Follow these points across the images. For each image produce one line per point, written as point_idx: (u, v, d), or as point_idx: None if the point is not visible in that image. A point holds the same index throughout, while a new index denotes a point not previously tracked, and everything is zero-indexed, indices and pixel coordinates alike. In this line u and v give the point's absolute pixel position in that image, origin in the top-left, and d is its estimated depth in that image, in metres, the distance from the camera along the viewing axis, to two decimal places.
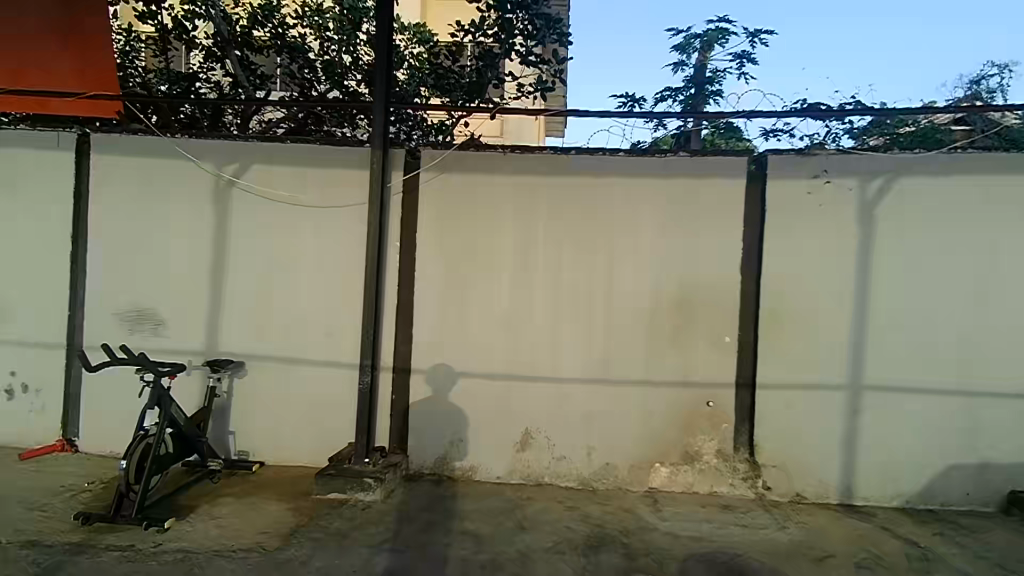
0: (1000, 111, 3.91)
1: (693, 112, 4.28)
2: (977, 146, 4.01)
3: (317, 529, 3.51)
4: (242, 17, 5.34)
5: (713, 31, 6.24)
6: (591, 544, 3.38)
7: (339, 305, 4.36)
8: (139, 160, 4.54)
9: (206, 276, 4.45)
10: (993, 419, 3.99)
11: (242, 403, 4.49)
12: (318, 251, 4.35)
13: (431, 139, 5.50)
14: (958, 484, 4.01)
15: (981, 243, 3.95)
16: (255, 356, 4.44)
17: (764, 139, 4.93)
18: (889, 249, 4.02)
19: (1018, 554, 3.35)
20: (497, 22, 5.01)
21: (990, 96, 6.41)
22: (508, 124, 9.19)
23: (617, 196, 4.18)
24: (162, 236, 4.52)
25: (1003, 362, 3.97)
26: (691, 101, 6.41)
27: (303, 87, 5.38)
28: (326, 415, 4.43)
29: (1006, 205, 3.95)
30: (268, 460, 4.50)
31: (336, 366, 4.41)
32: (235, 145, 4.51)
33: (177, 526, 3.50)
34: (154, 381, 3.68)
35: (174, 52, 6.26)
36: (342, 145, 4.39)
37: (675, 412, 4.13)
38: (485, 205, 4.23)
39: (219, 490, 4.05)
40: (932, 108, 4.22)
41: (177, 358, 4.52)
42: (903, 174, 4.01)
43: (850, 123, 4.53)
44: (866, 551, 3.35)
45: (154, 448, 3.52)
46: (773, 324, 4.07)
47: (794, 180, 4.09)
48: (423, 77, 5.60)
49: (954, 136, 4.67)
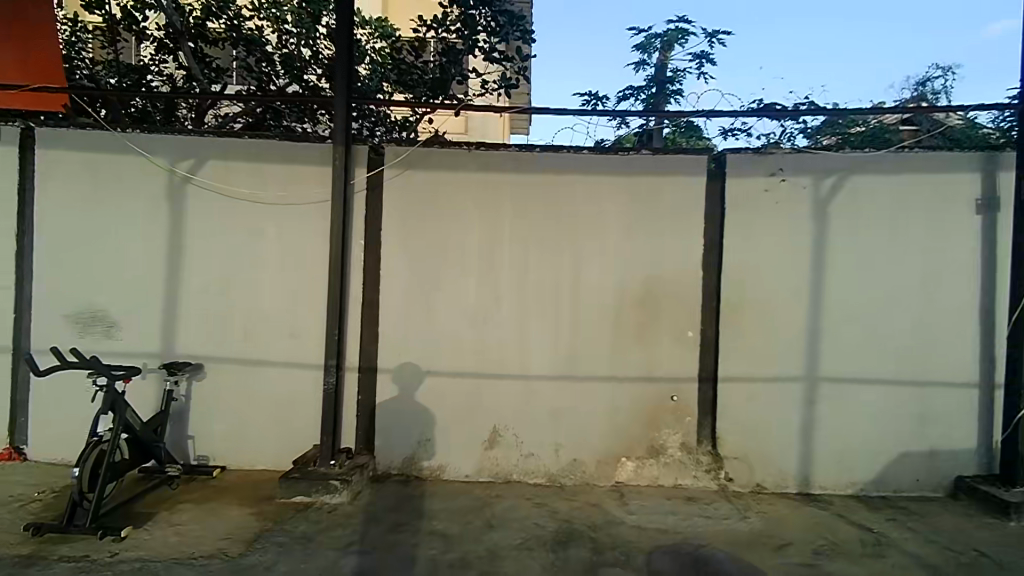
0: (946, 112, 4.08)
1: (655, 111, 4.34)
2: (924, 147, 4.17)
3: (281, 533, 3.45)
4: (195, 8, 5.12)
5: (673, 31, 6.35)
6: (559, 540, 3.41)
7: (303, 305, 4.29)
8: (85, 155, 4.33)
9: (162, 276, 4.32)
10: (941, 408, 4.16)
11: (201, 406, 4.38)
12: (280, 251, 4.27)
13: (395, 136, 5.37)
14: (908, 471, 4.19)
15: (929, 239, 4.12)
16: (214, 358, 4.33)
17: (722, 138, 5.06)
18: (843, 246, 4.15)
19: (964, 536, 3.51)
20: (460, 18, 5.00)
21: (935, 97, 6.70)
22: (472, 120, 9.15)
23: (580, 194, 4.21)
24: (113, 235, 4.35)
25: (950, 353, 4.15)
26: (652, 100, 6.51)
27: (261, 81, 5.19)
28: (290, 417, 4.36)
29: (952, 202, 4.12)
30: (230, 465, 4.40)
31: (298, 367, 4.33)
32: (189, 141, 4.34)
33: (134, 534, 3.39)
34: (108, 386, 3.55)
35: (124, 43, 6.01)
36: (302, 141, 4.29)
37: (639, 407, 4.20)
38: (451, 203, 4.21)
39: (179, 496, 3.95)
40: (882, 109, 4.37)
41: (131, 362, 4.37)
42: (856, 172, 4.14)
43: (804, 123, 4.65)
44: (824, 538, 3.47)
45: (108, 454, 3.39)
46: (734, 320, 4.17)
47: (752, 178, 4.17)
48: (386, 73, 5.39)
49: (900, 137, 4.92)
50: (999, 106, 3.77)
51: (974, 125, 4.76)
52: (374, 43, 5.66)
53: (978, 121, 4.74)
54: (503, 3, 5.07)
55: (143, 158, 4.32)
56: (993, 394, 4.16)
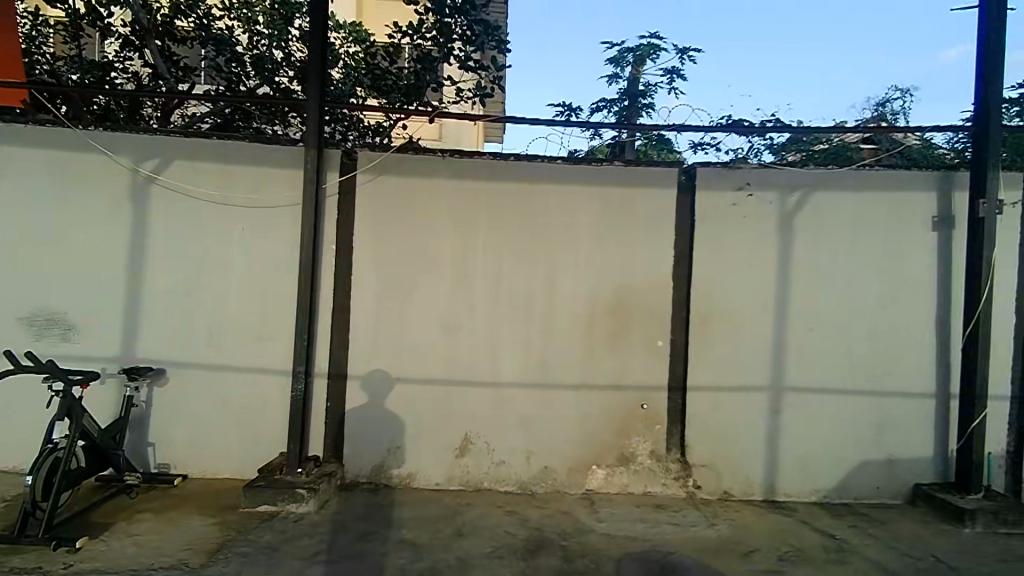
0: (904, 132, 4.23)
1: (627, 123, 4.40)
2: (884, 165, 4.32)
3: (245, 543, 3.37)
4: (163, 5, 4.96)
5: (645, 46, 6.45)
6: (529, 548, 3.41)
7: (271, 310, 4.22)
8: (44, 154, 4.21)
9: (124, 279, 4.21)
10: (900, 418, 4.29)
11: (163, 413, 4.28)
12: (249, 255, 4.20)
13: (368, 141, 5.24)
14: (870, 478, 4.31)
15: (888, 254, 4.26)
16: (178, 363, 4.23)
17: (692, 152, 5.13)
18: (807, 259, 4.27)
19: (922, 542, 3.62)
20: (435, 25, 5.00)
21: (894, 117, 6.95)
22: (446, 128, 9.10)
23: (553, 204, 4.24)
24: (72, 236, 4.22)
25: (908, 364, 4.28)
26: (625, 112, 6.61)
27: (230, 81, 4.97)
28: (255, 424, 4.28)
29: (910, 219, 4.28)
30: (192, 473, 4.30)
31: (265, 373, 4.25)
32: (154, 140, 4.23)
33: (90, 545, 3.28)
34: (64, 391, 3.43)
35: (87, 39, 5.76)
36: (272, 143, 4.21)
37: (610, 415, 4.24)
38: (424, 210, 4.20)
39: (138, 505, 3.84)
40: (845, 127, 4.52)
41: (89, 366, 4.24)
42: (819, 188, 4.27)
43: (769, 139, 4.73)
44: (788, 545, 3.54)
45: (63, 462, 3.29)
46: (702, 330, 4.25)
47: (720, 192, 4.27)
48: (360, 77, 5.34)
49: (862, 155, 5.07)
50: (954, 127, 3.93)
51: (930, 145, 4.96)
52: (349, 48, 5.61)
53: (934, 142, 4.94)
54: (478, 12, 5.03)
55: (106, 158, 4.20)
56: (949, 405, 4.30)
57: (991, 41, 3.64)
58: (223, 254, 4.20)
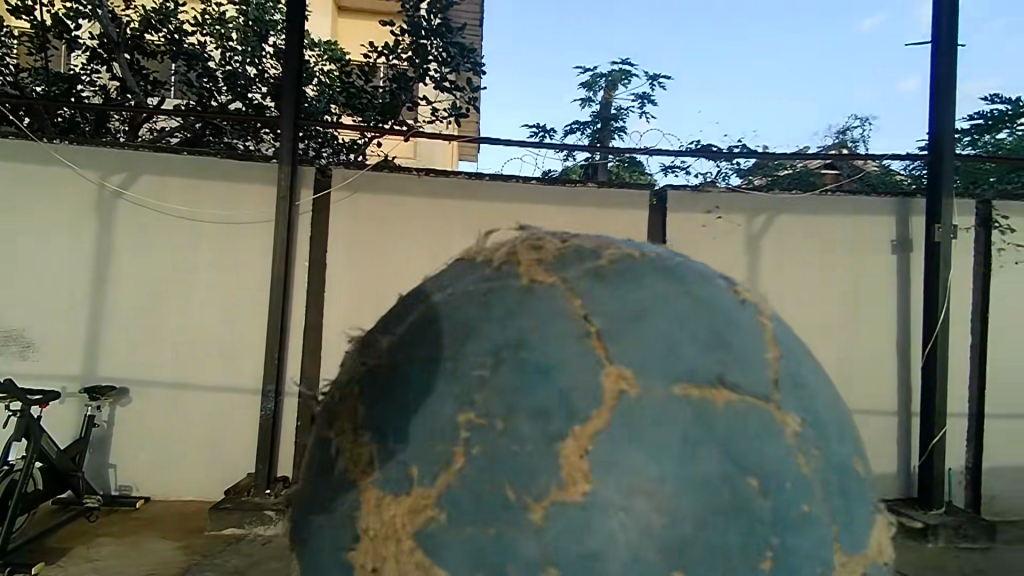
0: (864, 158, 4.42)
1: (600, 146, 4.51)
2: (843, 190, 4.52)
3: (211, 567, 3.32)
4: (133, 20, 4.85)
5: (617, 72, 6.62)
6: None
7: (240, 328, 4.18)
8: (6, 167, 4.12)
9: (87, 297, 4.15)
10: (863, 435, 4.45)
11: (125, 433, 4.21)
12: (219, 273, 4.15)
13: (342, 158, 5.21)
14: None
15: (849, 276, 4.45)
16: (144, 382, 4.18)
17: (663, 174, 5.29)
18: (772, 280, 4.43)
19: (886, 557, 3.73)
20: (411, 46, 5.07)
21: (855, 144, 7.24)
22: (420, 147, 9.12)
23: (529, 224, 4.33)
24: (35, 251, 4.14)
25: (872, 382, 4.44)
26: (597, 134, 6.75)
27: (200, 96, 4.84)
28: (222, 444, 4.22)
29: (870, 243, 4.47)
30: (155, 495, 4.23)
31: (233, 392, 4.21)
32: (122, 155, 4.17)
33: (46, 571, 3.21)
34: (22, 410, 3.44)
35: (53, 52, 5.62)
36: (245, 159, 4.18)
37: None
38: (399, 227, 4.25)
39: (98, 529, 3.77)
40: (806, 153, 4.70)
41: (47, 385, 4.15)
42: (783, 212, 4.43)
43: (737, 163, 4.85)
44: None
45: (19, 484, 3.26)
46: None
47: (689, 214, 4.41)
48: (334, 94, 5.32)
49: (824, 179, 5.26)
50: (910, 155, 4.13)
51: (889, 172, 5.18)
52: (323, 66, 5.63)
53: (892, 169, 5.17)
54: (454, 36, 5.14)
55: (72, 171, 4.13)
56: (911, 422, 4.47)
57: (941, 76, 3.87)
58: (192, 272, 4.16)
